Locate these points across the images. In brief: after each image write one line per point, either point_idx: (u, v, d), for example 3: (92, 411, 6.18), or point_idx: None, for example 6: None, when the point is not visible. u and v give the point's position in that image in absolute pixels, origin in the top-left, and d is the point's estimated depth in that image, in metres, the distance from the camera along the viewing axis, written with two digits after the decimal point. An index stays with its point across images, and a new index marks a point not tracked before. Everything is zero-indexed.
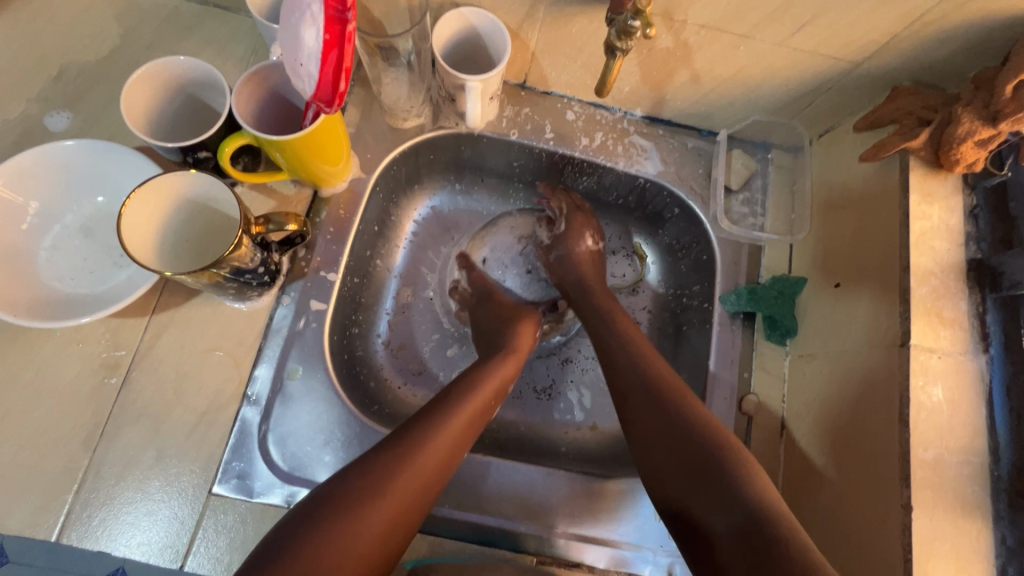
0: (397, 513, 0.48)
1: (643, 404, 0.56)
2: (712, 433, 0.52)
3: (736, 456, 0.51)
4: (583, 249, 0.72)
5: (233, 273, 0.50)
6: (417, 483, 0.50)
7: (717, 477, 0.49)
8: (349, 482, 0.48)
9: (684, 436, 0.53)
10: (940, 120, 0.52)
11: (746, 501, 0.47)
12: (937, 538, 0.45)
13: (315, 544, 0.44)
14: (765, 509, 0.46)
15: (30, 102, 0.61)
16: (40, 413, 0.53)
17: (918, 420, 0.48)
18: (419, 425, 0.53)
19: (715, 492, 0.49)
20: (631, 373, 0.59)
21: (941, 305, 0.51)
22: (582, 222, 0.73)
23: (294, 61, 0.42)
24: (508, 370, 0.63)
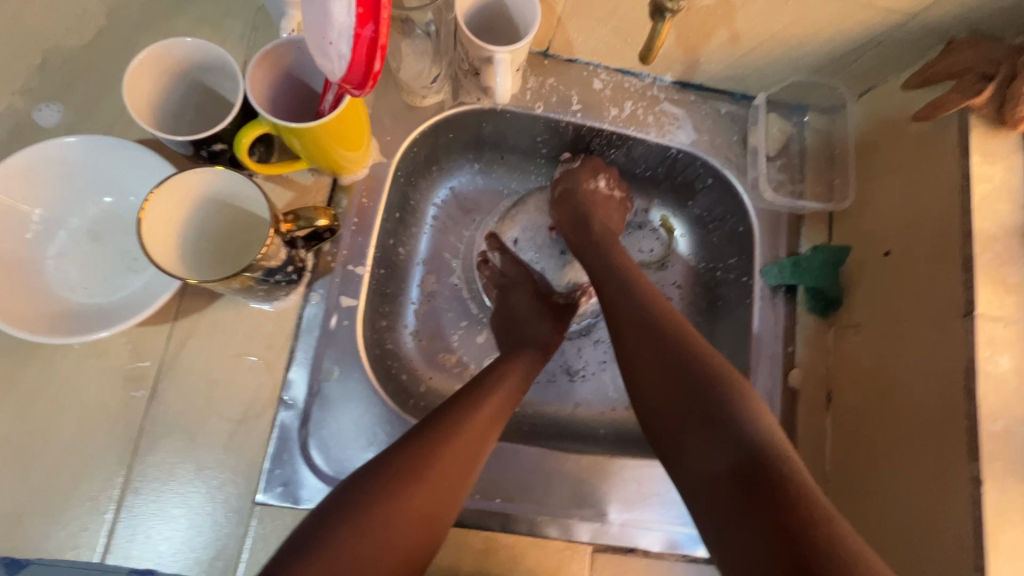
0: (432, 503, 0.46)
1: (642, 325, 0.53)
2: (701, 357, 0.49)
3: (733, 385, 0.47)
4: (595, 189, 0.69)
5: (264, 275, 0.47)
6: (450, 472, 0.48)
7: (713, 403, 0.45)
8: (382, 470, 0.47)
9: (676, 362, 0.49)
10: (1004, 74, 0.49)
11: (748, 436, 0.43)
12: (1008, 510, 0.45)
13: (349, 532, 0.42)
14: (772, 448, 0.42)
15: (14, 95, 0.55)
16: (66, 431, 0.51)
17: (985, 392, 0.47)
18: (447, 414, 0.52)
19: (707, 428, 0.45)
20: (627, 296, 0.56)
21: (1005, 271, 0.49)
22: (609, 167, 0.71)
23: (322, 40, 0.38)
24: (534, 362, 0.61)
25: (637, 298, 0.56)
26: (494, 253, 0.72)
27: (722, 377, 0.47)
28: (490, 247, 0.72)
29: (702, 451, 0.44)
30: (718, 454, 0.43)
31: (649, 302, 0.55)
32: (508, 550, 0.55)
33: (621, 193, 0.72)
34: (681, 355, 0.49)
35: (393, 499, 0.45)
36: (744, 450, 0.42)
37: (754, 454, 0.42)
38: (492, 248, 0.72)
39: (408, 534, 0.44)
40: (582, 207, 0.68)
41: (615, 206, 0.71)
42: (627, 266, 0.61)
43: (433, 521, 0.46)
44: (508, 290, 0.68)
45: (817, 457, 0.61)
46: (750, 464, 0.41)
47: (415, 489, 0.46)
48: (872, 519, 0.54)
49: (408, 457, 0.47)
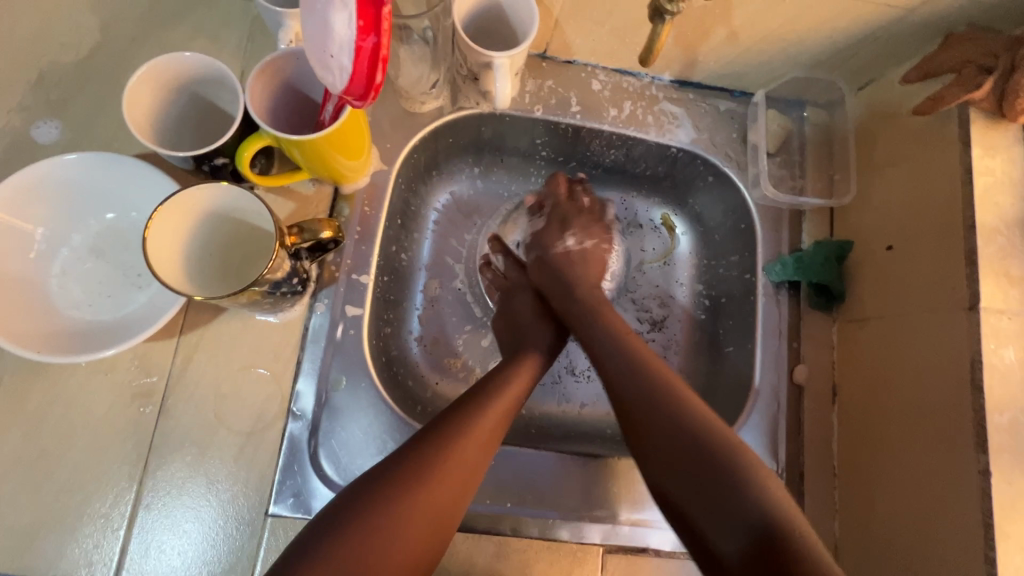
0: (436, 509, 0.47)
1: (641, 410, 0.52)
2: (702, 432, 0.49)
3: (738, 459, 0.47)
4: (563, 250, 0.67)
5: (270, 288, 0.47)
6: (456, 477, 0.49)
7: (724, 490, 0.45)
8: (387, 474, 0.47)
9: (677, 434, 0.49)
10: (1004, 67, 0.50)
11: (758, 512, 0.44)
12: (1017, 502, 0.45)
13: (348, 544, 0.43)
14: (782, 524, 0.43)
15: (12, 113, 0.55)
16: (76, 449, 0.51)
17: (992, 384, 0.47)
18: (447, 424, 0.51)
19: (719, 509, 0.45)
20: (622, 375, 0.54)
21: (1009, 264, 0.50)
22: (575, 220, 0.68)
23: (323, 53, 0.38)
24: (539, 361, 0.61)
25: (631, 363, 0.55)
26: (495, 255, 0.72)
27: (734, 454, 0.47)
28: (492, 250, 0.72)
29: (717, 525, 0.45)
30: (727, 539, 0.44)
31: (638, 369, 0.54)
32: (520, 553, 0.55)
33: (593, 240, 0.69)
34: (689, 429, 0.49)
35: (399, 504, 0.45)
36: (755, 534, 0.43)
37: (766, 531, 0.42)
38: (494, 251, 0.72)
39: (413, 543, 0.45)
40: (559, 272, 0.66)
41: (592, 257, 0.68)
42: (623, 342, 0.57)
43: (439, 526, 0.47)
44: (513, 290, 0.68)
45: (825, 452, 0.61)
46: (766, 554, 0.41)
47: (422, 495, 0.46)
48: (880, 512, 0.54)
49: (414, 463, 0.48)
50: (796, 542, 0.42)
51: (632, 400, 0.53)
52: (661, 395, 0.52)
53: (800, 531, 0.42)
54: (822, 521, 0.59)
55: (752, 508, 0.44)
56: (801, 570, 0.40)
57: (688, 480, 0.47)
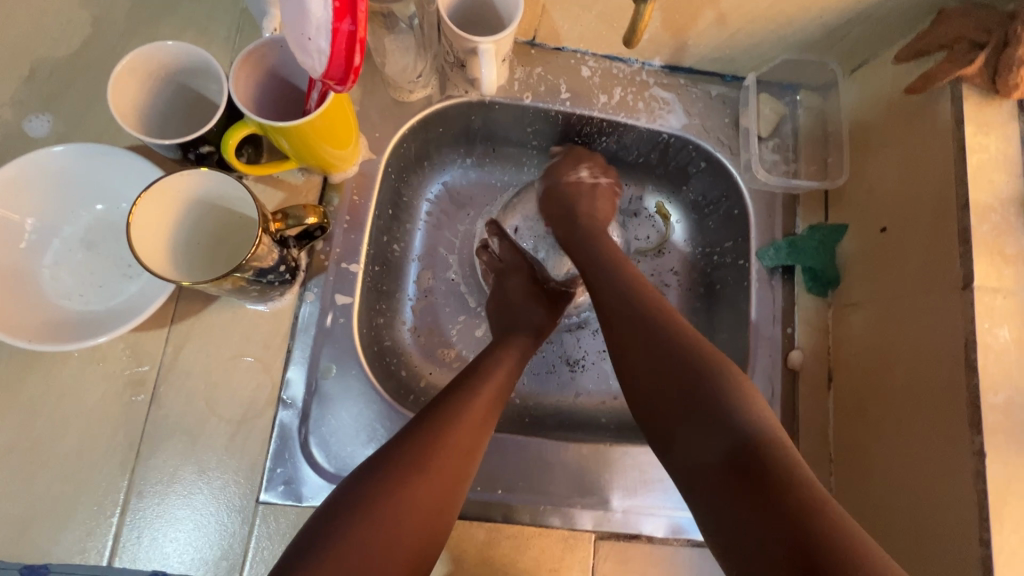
0: (436, 498, 0.46)
1: (631, 331, 0.52)
2: (698, 349, 0.49)
3: (726, 377, 0.46)
4: (575, 181, 0.68)
5: (256, 275, 0.48)
6: (452, 464, 0.48)
7: (703, 406, 0.44)
8: (383, 468, 0.46)
9: (666, 354, 0.49)
10: (996, 41, 0.49)
11: (743, 428, 0.42)
12: (1013, 483, 0.44)
13: (348, 544, 0.42)
14: (769, 442, 0.41)
15: (4, 108, 0.56)
16: (69, 437, 0.51)
17: (985, 363, 0.46)
18: (435, 416, 0.50)
19: (699, 428, 0.44)
20: (618, 304, 0.55)
21: (1003, 242, 0.49)
22: (586, 155, 0.70)
23: (300, 36, 0.38)
24: (525, 345, 0.61)
25: (628, 291, 0.55)
26: (493, 240, 0.72)
27: (709, 370, 0.46)
28: (490, 233, 0.72)
29: (693, 442, 0.44)
30: (709, 449, 0.42)
31: (639, 312, 0.53)
32: (511, 541, 0.55)
33: (605, 179, 0.70)
34: (669, 347, 0.49)
35: (399, 496, 0.45)
36: (737, 446, 0.41)
37: (744, 446, 0.41)
38: (491, 236, 0.72)
39: (416, 534, 0.44)
40: (568, 204, 0.68)
41: (605, 194, 0.70)
42: (631, 280, 0.57)
43: (441, 514, 0.46)
44: (507, 275, 0.68)
45: (820, 438, 0.60)
46: (746, 459, 0.40)
47: (421, 485, 0.46)
48: (876, 497, 0.54)
49: (408, 454, 0.47)
50: (777, 460, 0.40)
51: (625, 326, 0.52)
52: (651, 312, 0.52)
53: (794, 460, 0.40)
54: None
55: (735, 426, 0.42)
56: (778, 490, 0.38)
57: (670, 399, 0.47)
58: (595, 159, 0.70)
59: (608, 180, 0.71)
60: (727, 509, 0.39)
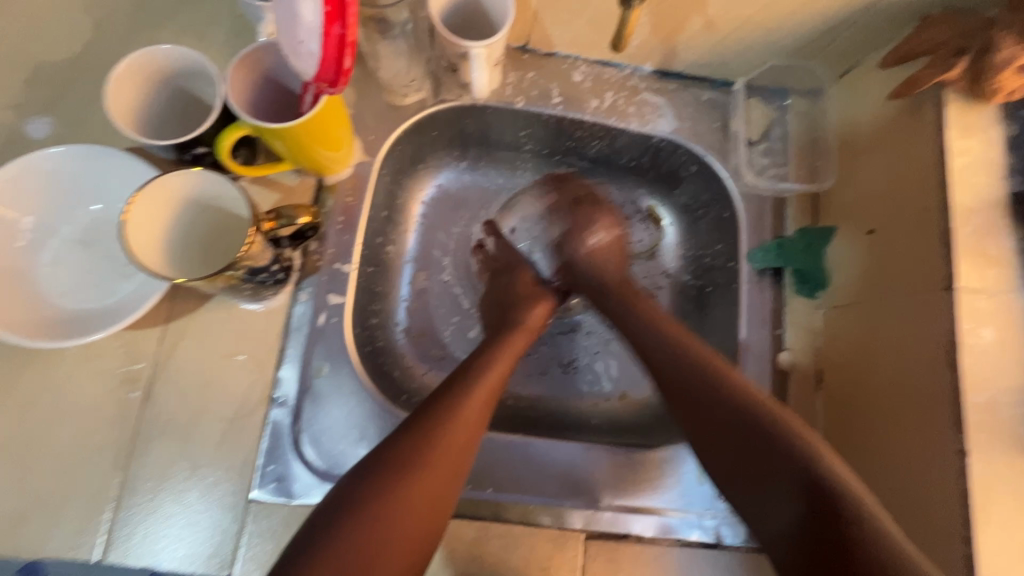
0: (433, 496, 0.47)
1: (686, 388, 0.53)
2: (751, 407, 0.50)
3: (803, 439, 0.47)
4: (592, 245, 0.68)
5: (248, 273, 0.48)
6: (448, 460, 0.49)
7: (767, 463, 0.47)
8: (379, 464, 0.47)
9: (731, 415, 0.50)
10: (976, 49, 0.49)
11: (808, 476, 0.45)
12: (995, 482, 0.45)
13: (344, 539, 0.43)
14: (835, 486, 0.44)
15: (5, 110, 0.57)
16: (64, 434, 0.52)
17: (968, 363, 0.47)
18: (429, 413, 0.51)
19: (766, 476, 0.47)
20: (659, 350, 0.56)
21: (986, 244, 0.49)
22: (601, 217, 0.69)
23: (294, 41, 0.41)
24: (521, 342, 0.61)
25: (679, 354, 0.55)
26: (488, 239, 0.74)
27: (772, 430, 0.48)
28: (486, 233, 0.74)
29: (762, 511, 0.47)
30: (783, 516, 0.46)
31: (688, 366, 0.54)
32: (500, 539, 0.55)
33: (614, 236, 0.69)
34: (727, 402, 0.51)
35: (395, 494, 0.46)
36: (805, 515, 0.44)
37: (819, 508, 0.43)
38: (487, 235, 0.74)
39: (414, 531, 0.46)
40: (591, 275, 0.66)
41: (616, 251, 0.68)
42: (659, 320, 0.59)
43: (438, 510, 0.47)
44: (499, 275, 0.69)
45: None
46: (819, 520, 0.43)
47: (417, 483, 0.47)
48: None
49: (404, 452, 0.48)
50: (844, 502, 0.43)
51: (682, 386, 0.53)
52: (703, 368, 0.53)
53: (864, 504, 0.42)
54: None
55: (796, 471, 0.46)
56: (854, 546, 0.40)
57: (734, 454, 0.49)
58: (603, 216, 0.69)
59: (620, 234, 0.70)
60: (801, 568, 0.43)
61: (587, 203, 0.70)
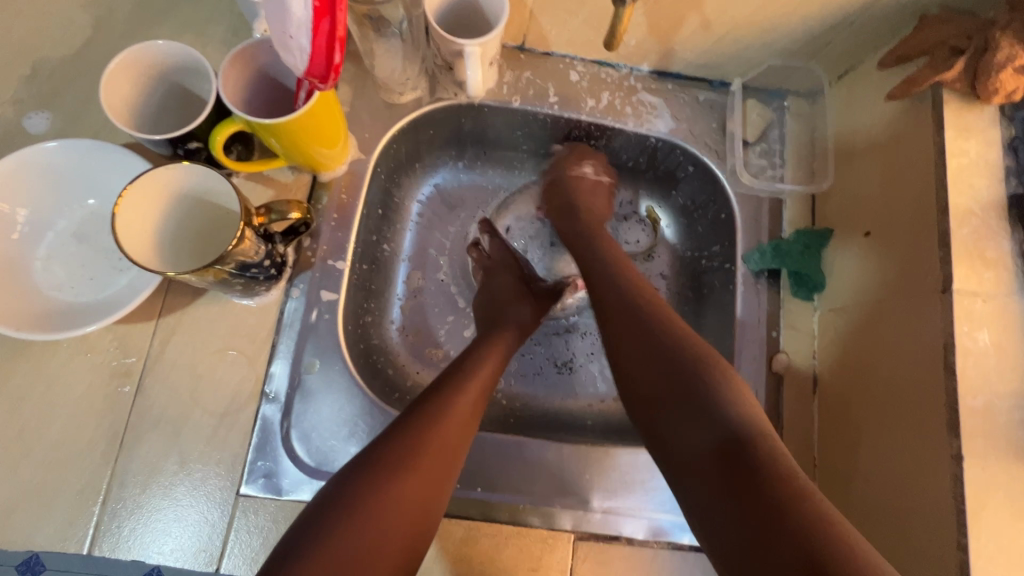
0: (424, 496, 0.46)
1: (632, 318, 0.52)
2: (698, 350, 0.48)
3: (728, 387, 0.45)
4: (580, 175, 0.69)
5: (238, 268, 0.49)
6: (439, 460, 0.48)
7: (697, 398, 0.44)
8: (370, 463, 0.46)
9: (668, 354, 0.48)
10: (976, 47, 0.49)
11: (729, 422, 0.42)
12: (991, 488, 0.44)
13: (336, 540, 0.42)
14: (754, 434, 0.41)
15: (5, 105, 0.57)
16: (56, 426, 0.52)
17: (965, 367, 0.46)
18: (419, 414, 0.50)
19: (687, 420, 0.44)
20: (620, 303, 0.54)
21: (984, 245, 0.49)
22: (589, 150, 0.71)
23: (282, 34, 0.39)
24: (513, 341, 0.62)
25: (629, 300, 0.54)
26: (483, 237, 0.73)
27: (702, 369, 0.46)
28: (482, 231, 0.73)
29: (688, 420, 0.44)
30: (699, 433, 0.43)
31: (642, 312, 0.52)
32: (490, 539, 0.55)
33: (606, 173, 0.71)
34: (666, 348, 0.49)
35: (386, 495, 0.44)
36: (721, 441, 0.41)
37: (733, 439, 0.41)
38: (482, 233, 0.73)
39: (405, 532, 0.44)
40: (569, 198, 0.68)
41: (602, 193, 0.70)
42: (639, 282, 0.57)
43: (428, 509, 0.46)
44: (495, 272, 0.69)
45: (804, 443, 0.60)
46: (732, 450, 0.40)
47: (408, 482, 0.46)
48: (858, 502, 0.53)
49: (395, 450, 0.47)
50: (766, 451, 0.40)
51: (620, 317, 0.53)
52: (654, 318, 0.52)
53: (776, 452, 0.40)
54: None
55: (727, 422, 0.42)
56: (771, 484, 0.38)
57: (665, 376, 0.47)
58: (595, 155, 0.71)
59: (610, 179, 0.72)
60: (712, 496, 0.39)
61: (585, 146, 0.71)
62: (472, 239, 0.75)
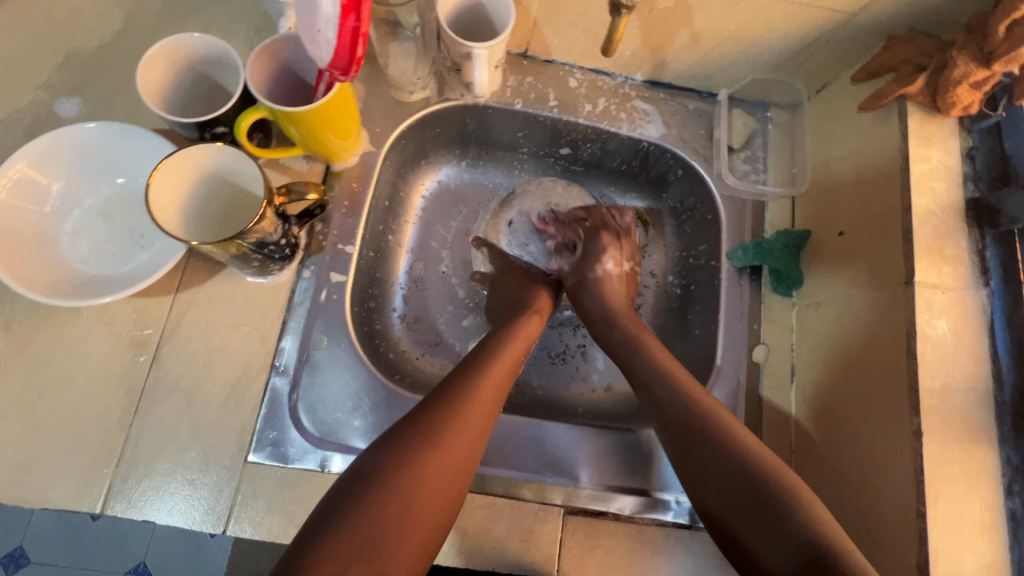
0: (454, 467, 0.49)
1: (684, 431, 0.54)
2: (754, 460, 0.51)
3: (801, 500, 0.48)
4: (602, 275, 0.69)
5: (257, 244, 0.52)
6: (467, 434, 0.51)
7: (771, 516, 0.47)
8: (405, 436, 0.49)
9: (742, 472, 0.50)
10: (935, 65, 0.54)
11: (805, 537, 0.45)
12: (947, 462, 0.48)
13: (371, 506, 0.45)
14: (832, 548, 0.44)
15: (38, 89, 0.61)
16: (74, 392, 0.55)
17: (924, 351, 0.50)
18: (448, 393, 0.53)
19: (771, 531, 0.47)
20: (671, 404, 0.56)
21: (943, 243, 0.53)
22: (605, 243, 0.70)
23: (311, 28, 0.44)
24: (534, 327, 0.65)
25: (684, 403, 0.56)
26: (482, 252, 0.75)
27: (774, 480, 0.49)
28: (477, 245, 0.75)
29: (768, 537, 0.47)
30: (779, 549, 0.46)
31: (699, 421, 0.54)
32: (483, 511, 0.58)
33: (627, 266, 0.71)
34: (733, 460, 0.51)
35: (419, 466, 0.47)
36: (805, 557, 0.44)
37: (813, 556, 0.44)
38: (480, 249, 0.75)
39: (438, 499, 0.48)
40: (599, 304, 0.68)
41: (626, 284, 0.71)
42: (666, 372, 0.59)
43: (459, 481, 0.49)
44: (498, 278, 0.72)
45: (780, 428, 0.64)
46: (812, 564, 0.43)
47: (440, 454, 0.49)
48: (828, 481, 0.57)
49: (428, 425, 0.50)
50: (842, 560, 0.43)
51: (689, 437, 0.54)
52: (710, 425, 0.54)
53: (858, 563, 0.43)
54: None
55: (799, 536, 0.45)
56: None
57: (743, 493, 0.49)
58: (620, 245, 0.71)
59: (632, 264, 0.72)
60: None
61: (607, 228, 0.72)
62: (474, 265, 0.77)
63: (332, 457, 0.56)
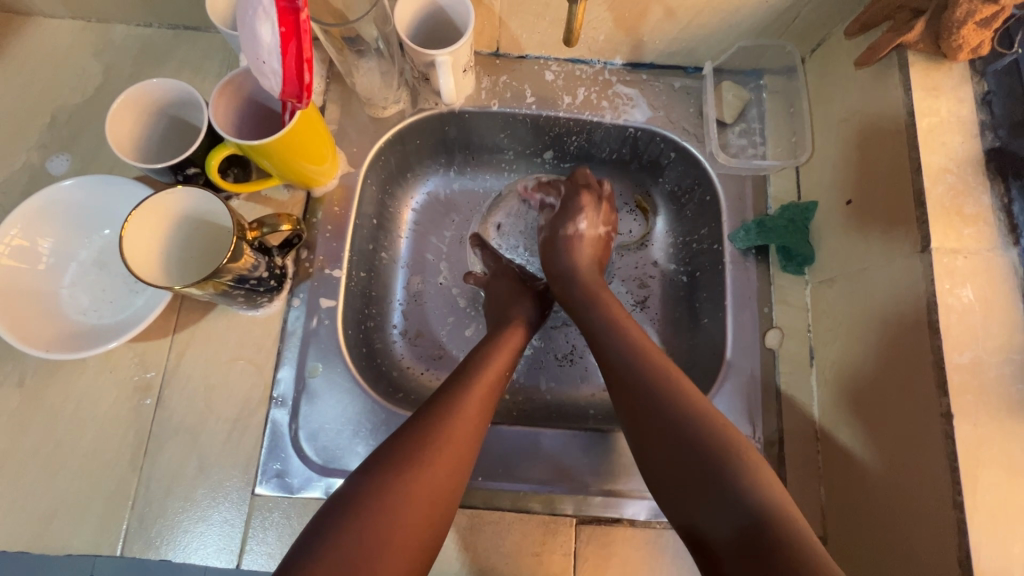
0: (434, 490, 0.46)
1: (637, 395, 0.51)
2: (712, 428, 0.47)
3: (745, 464, 0.45)
4: (573, 235, 0.68)
5: (236, 280, 0.52)
6: (447, 458, 0.48)
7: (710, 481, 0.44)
8: (376, 467, 0.46)
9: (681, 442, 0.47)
10: (934, 7, 0.49)
11: (749, 503, 0.42)
12: (984, 443, 0.43)
13: (348, 537, 0.42)
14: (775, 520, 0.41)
15: (30, 150, 0.63)
16: (87, 439, 0.56)
17: (948, 324, 0.46)
18: (426, 416, 0.50)
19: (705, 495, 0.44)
20: (628, 374, 0.53)
21: (961, 203, 0.48)
22: (582, 204, 0.68)
23: (257, 60, 0.44)
24: (518, 340, 0.62)
25: (645, 373, 0.52)
26: (478, 256, 0.74)
27: (725, 452, 0.45)
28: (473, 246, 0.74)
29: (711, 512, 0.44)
30: (724, 514, 0.43)
31: (646, 380, 0.51)
32: (493, 527, 0.56)
33: (604, 227, 0.70)
34: (678, 428, 0.47)
35: (395, 492, 0.45)
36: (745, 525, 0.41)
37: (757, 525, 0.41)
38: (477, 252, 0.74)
39: (420, 526, 0.45)
40: (565, 263, 0.67)
41: (601, 245, 0.69)
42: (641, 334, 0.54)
43: (437, 507, 0.46)
44: (495, 282, 0.70)
45: (801, 416, 0.60)
46: (751, 540, 0.41)
47: (414, 481, 0.46)
48: (856, 473, 0.53)
49: (406, 450, 0.47)
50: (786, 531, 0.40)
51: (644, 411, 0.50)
52: (663, 388, 0.50)
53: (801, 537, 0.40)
54: (805, 488, 0.58)
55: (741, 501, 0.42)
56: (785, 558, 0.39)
57: (689, 473, 0.45)
58: (597, 206, 0.69)
59: (608, 229, 0.70)
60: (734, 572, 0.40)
61: (585, 189, 0.70)
62: (471, 269, 0.76)
63: (335, 483, 0.56)
